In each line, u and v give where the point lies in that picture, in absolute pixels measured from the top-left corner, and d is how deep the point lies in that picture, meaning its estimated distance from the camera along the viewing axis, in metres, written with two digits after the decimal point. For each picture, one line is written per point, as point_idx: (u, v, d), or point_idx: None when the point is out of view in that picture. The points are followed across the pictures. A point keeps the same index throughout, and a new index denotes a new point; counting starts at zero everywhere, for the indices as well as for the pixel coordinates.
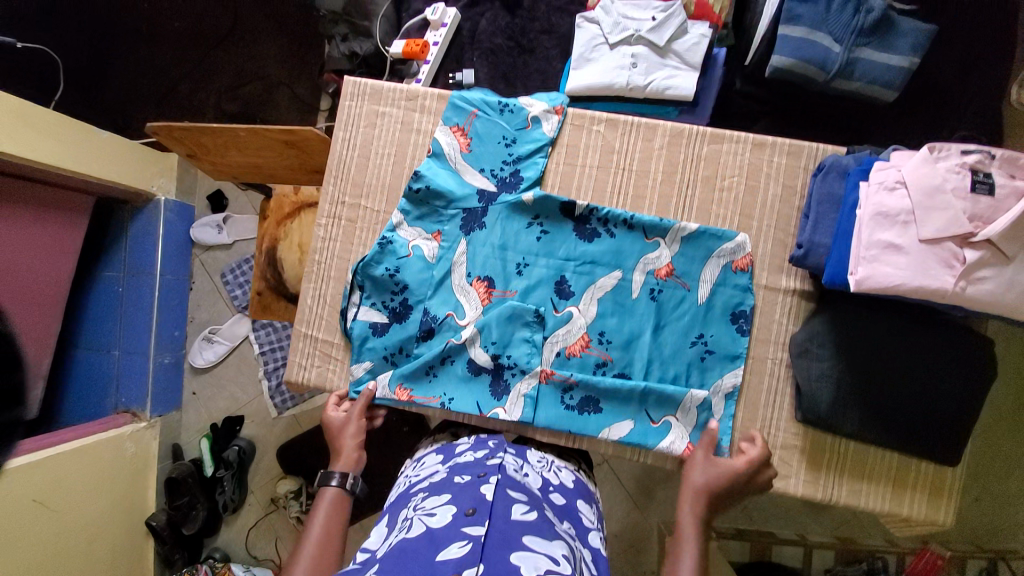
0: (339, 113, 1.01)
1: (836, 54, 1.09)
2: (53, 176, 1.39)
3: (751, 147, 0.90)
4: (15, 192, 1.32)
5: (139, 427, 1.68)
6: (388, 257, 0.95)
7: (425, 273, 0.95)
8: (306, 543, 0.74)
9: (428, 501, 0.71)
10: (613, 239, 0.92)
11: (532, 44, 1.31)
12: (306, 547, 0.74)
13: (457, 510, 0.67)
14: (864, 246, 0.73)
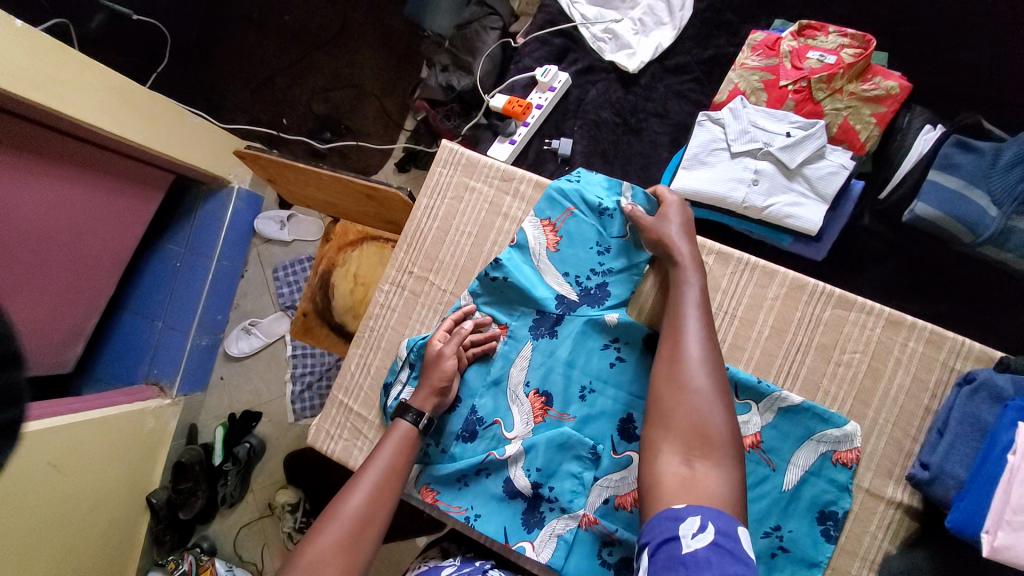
0: (427, 178, 0.95)
1: (989, 219, 0.93)
2: (145, 156, 1.40)
3: (883, 323, 0.77)
4: (106, 165, 1.31)
5: (162, 404, 1.67)
6: None
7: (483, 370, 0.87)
8: (365, 474, 0.70)
9: None
10: None
11: (640, 124, 1.21)
12: (368, 476, 0.70)
13: None
14: (1009, 506, 0.59)
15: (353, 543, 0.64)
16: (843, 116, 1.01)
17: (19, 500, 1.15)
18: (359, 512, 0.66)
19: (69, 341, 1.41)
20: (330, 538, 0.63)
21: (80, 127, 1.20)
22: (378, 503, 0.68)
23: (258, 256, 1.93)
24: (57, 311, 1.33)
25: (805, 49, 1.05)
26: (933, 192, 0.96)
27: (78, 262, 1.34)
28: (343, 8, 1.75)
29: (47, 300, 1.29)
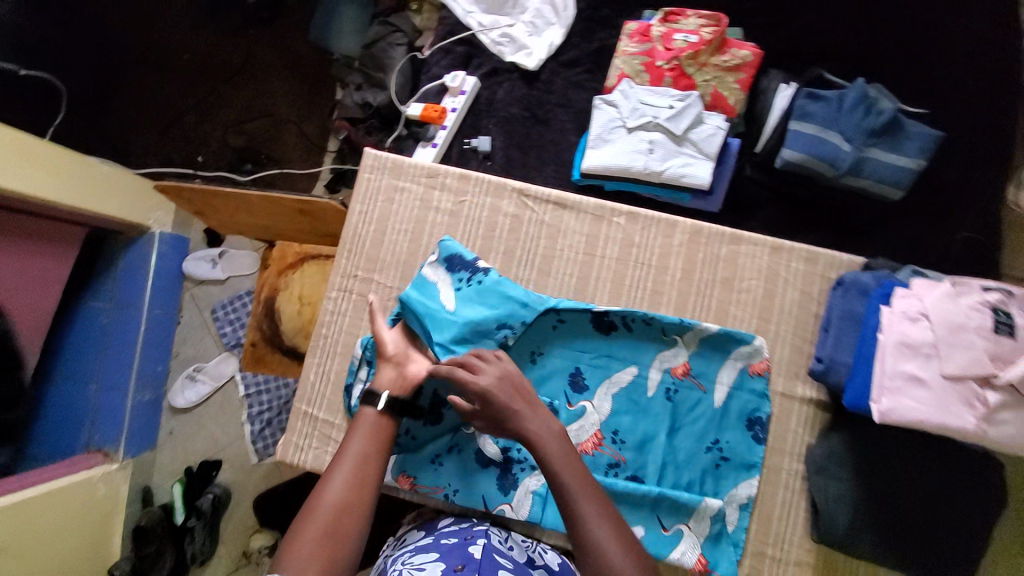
0: (356, 185, 0.99)
1: (846, 151, 1.12)
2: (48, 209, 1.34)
3: (768, 251, 0.91)
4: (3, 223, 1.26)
5: (110, 469, 1.58)
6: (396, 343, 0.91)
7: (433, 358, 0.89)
8: (338, 465, 0.71)
9: (417, 557, 0.75)
10: (631, 334, 0.90)
11: (547, 115, 1.32)
12: (341, 468, 0.71)
13: (447, 566, 0.72)
14: (887, 375, 0.71)
15: (337, 536, 0.66)
16: (712, 85, 1.18)
17: None
18: (337, 505, 0.67)
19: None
20: (312, 538, 0.65)
21: None
22: (356, 491, 0.69)
23: (192, 299, 1.87)
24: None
25: (672, 32, 1.20)
26: (797, 138, 1.13)
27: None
28: (243, 40, 1.75)
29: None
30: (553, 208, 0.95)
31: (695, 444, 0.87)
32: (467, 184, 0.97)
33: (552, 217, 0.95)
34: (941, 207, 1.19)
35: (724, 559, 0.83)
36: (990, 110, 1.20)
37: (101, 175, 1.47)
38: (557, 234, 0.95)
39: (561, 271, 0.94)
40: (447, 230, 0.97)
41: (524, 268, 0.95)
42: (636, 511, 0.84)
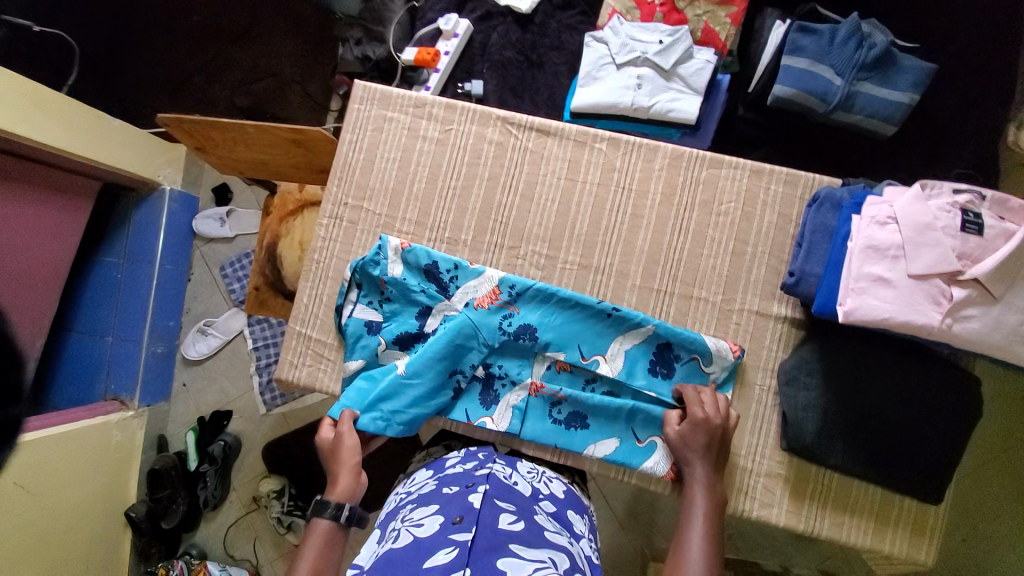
0: (347, 116, 1.02)
1: (837, 87, 1.10)
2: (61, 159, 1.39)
3: (748, 174, 0.92)
4: (15, 169, 1.29)
5: (127, 415, 1.64)
6: (358, 351, 0.93)
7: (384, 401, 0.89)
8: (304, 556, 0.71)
9: (416, 513, 0.74)
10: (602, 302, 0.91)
11: (541, 58, 1.33)
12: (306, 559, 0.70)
13: (445, 518, 0.69)
14: (852, 278, 0.75)
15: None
16: (704, 20, 1.17)
17: None
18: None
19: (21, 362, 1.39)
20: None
21: None
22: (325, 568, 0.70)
23: (202, 257, 1.89)
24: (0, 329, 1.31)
25: None
26: (787, 73, 1.10)
27: (15, 277, 1.32)
28: None
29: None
30: (536, 134, 0.97)
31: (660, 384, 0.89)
32: (453, 114, 0.99)
33: (535, 143, 0.97)
34: (934, 148, 1.18)
35: None
36: (999, 49, 1.16)
37: (114, 130, 1.51)
38: (539, 160, 0.97)
39: (544, 197, 0.96)
40: (434, 158, 0.99)
41: (507, 193, 0.97)
42: (612, 424, 0.90)
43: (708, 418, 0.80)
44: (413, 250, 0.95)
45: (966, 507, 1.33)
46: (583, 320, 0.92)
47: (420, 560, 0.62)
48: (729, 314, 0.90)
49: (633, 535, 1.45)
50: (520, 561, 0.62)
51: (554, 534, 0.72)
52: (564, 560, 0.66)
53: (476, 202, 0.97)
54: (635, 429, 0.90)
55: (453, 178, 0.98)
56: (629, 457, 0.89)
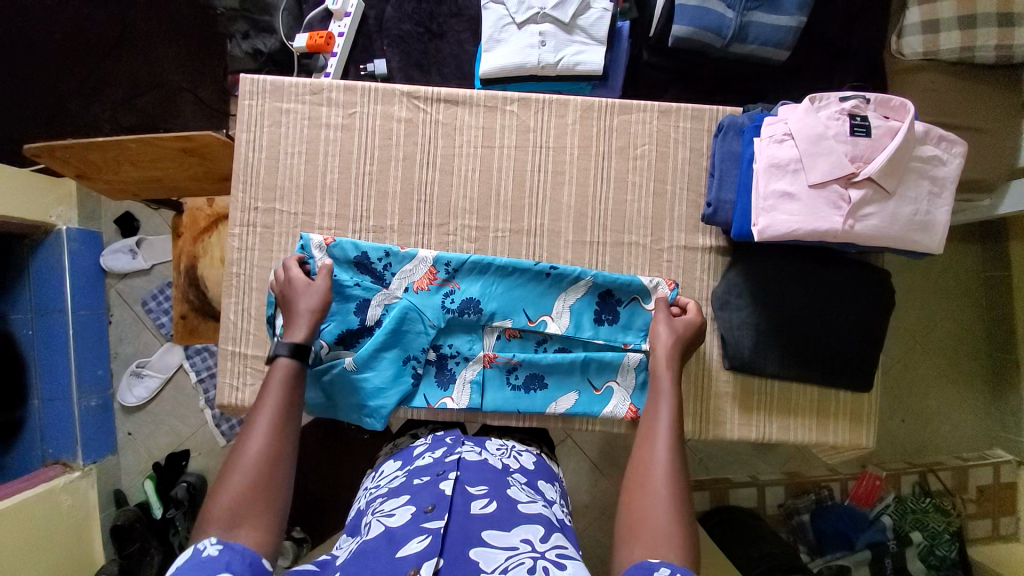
0: (239, 114, 0.95)
1: (730, 19, 1.13)
2: None
3: (657, 114, 0.93)
4: None
5: (74, 477, 1.51)
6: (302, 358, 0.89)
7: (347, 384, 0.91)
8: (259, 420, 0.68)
9: (387, 504, 0.74)
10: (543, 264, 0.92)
11: (441, 28, 1.28)
12: (263, 416, 0.69)
13: (416, 509, 0.70)
14: (762, 198, 0.78)
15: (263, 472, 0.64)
16: None
17: None
18: (266, 451, 0.66)
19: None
20: (235, 484, 0.62)
21: None
22: (281, 435, 0.68)
23: (119, 295, 1.73)
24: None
25: None
26: (684, 12, 1.12)
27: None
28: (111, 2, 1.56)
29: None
30: (445, 105, 0.94)
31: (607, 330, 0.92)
32: (354, 96, 0.95)
33: (446, 115, 0.94)
34: (824, 67, 1.24)
35: None
36: None
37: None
38: (453, 132, 0.94)
39: (464, 168, 0.94)
40: (342, 145, 0.95)
41: (426, 170, 0.94)
42: (569, 379, 0.92)
43: (691, 328, 0.84)
44: (339, 245, 0.91)
45: (897, 388, 1.47)
46: (524, 285, 0.92)
47: (393, 550, 0.63)
48: (661, 253, 0.93)
49: (613, 480, 1.51)
50: (492, 550, 0.63)
51: (528, 503, 0.74)
52: (540, 530, 0.67)
53: (396, 184, 0.94)
54: (592, 379, 0.92)
55: (367, 163, 0.95)
56: (590, 407, 0.91)
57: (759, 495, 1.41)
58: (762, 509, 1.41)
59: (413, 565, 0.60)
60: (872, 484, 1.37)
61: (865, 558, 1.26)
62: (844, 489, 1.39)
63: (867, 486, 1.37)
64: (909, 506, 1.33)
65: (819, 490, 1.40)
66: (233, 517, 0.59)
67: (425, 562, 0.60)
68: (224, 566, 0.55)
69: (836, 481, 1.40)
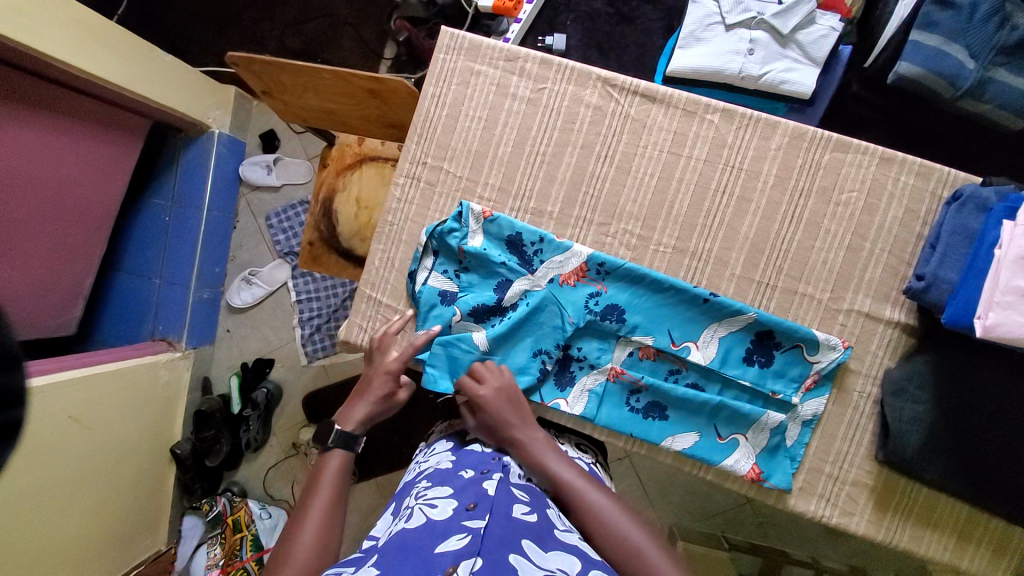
0: (431, 66, 0.95)
1: (969, 71, 0.92)
2: (110, 93, 1.27)
3: (878, 161, 0.83)
4: (63, 102, 1.19)
5: (174, 356, 1.61)
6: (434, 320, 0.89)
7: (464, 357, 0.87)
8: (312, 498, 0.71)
9: (431, 491, 0.69)
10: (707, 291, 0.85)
11: (632, 13, 1.21)
12: (315, 507, 0.70)
13: (457, 505, 0.65)
14: (998, 290, 0.67)
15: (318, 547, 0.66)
16: None
17: (40, 452, 1.14)
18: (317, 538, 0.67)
19: (67, 303, 1.36)
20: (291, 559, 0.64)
21: (43, 60, 1.09)
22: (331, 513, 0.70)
23: (248, 206, 1.82)
24: (56, 269, 1.29)
25: None
26: (917, 48, 0.93)
27: (67, 216, 1.27)
28: None
29: (44, 254, 1.24)
30: (640, 100, 0.89)
31: (754, 374, 0.84)
32: (549, 71, 0.91)
33: (638, 110, 0.89)
34: None
35: (779, 470, 0.85)
36: None
37: (163, 65, 1.38)
38: (641, 129, 0.89)
39: (641, 170, 0.89)
40: (523, 119, 0.92)
41: (601, 163, 0.90)
42: (693, 419, 0.86)
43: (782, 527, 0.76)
44: (496, 220, 0.89)
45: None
46: (674, 307, 0.86)
47: (432, 544, 0.56)
48: (835, 314, 0.84)
49: (660, 514, 1.44)
50: (530, 565, 0.55)
51: (565, 533, 0.66)
52: (575, 562, 0.59)
53: (567, 171, 0.91)
54: (717, 426, 0.86)
55: (542, 143, 0.91)
56: (709, 454, 0.85)
57: None
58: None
59: (451, 561, 0.53)
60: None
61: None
62: None
63: None
64: None
65: None
66: None
67: (463, 561, 0.53)
68: None
69: None
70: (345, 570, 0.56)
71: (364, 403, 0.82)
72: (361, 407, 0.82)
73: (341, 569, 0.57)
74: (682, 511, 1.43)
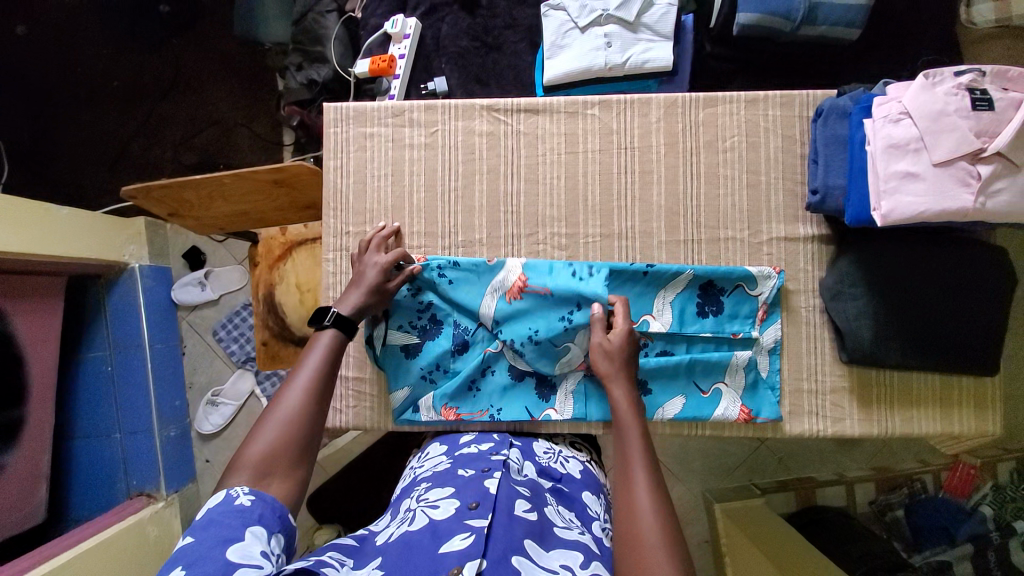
0: (326, 143, 0.98)
1: (797, 2, 1.04)
2: (13, 263, 1.20)
3: (744, 105, 0.92)
4: None
5: (158, 509, 1.48)
6: (407, 375, 0.92)
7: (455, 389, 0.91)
8: (296, 386, 0.71)
9: (431, 494, 0.72)
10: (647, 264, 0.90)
11: (497, 40, 1.26)
12: (301, 380, 0.72)
13: (460, 504, 0.67)
14: (882, 180, 0.75)
15: (299, 427, 0.68)
16: None
17: None
18: (302, 408, 0.69)
19: (26, 490, 1.25)
20: (272, 435, 0.66)
21: None
22: (318, 405, 0.71)
23: (191, 326, 1.73)
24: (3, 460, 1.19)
25: None
26: None
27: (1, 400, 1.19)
28: (166, 53, 1.62)
29: None
30: (525, 115, 0.94)
31: (713, 324, 0.90)
32: (436, 114, 0.96)
33: (527, 125, 0.94)
34: (897, 38, 1.11)
35: (766, 403, 0.89)
36: None
37: (62, 221, 1.29)
38: (536, 141, 0.94)
39: (549, 176, 0.94)
40: (427, 163, 0.96)
41: (511, 181, 0.95)
42: (675, 383, 0.90)
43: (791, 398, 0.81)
44: (432, 262, 0.92)
45: (1010, 378, 1.23)
46: (621, 288, 0.91)
47: (435, 546, 0.60)
48: (760, 247, 0.91)
49: (688, 484, 1.45)
50: (533, 565, 0.60)
51: (564, 528, 0.69)
52: (578, 557, 0.63)
53: (482, 198, 0.95)
54: (698, 382, 0.90)
55: (452, 179, 0.95)
56: (699, 411, 0.89)
57: (849, 493, 1.34)
58: (851, 508, 1.32)
59: (455, 562, 0.57)
60: (967, 473, 1.22)
61: (966, 552, 1.10)
62: (937, 480, 1.27)
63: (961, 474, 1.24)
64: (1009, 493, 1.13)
65: (912, 484, 1.29)
66: (265, 468, 0.64)
67: (468, 561, 0.56)
68: (257, 518, 0.59)
69: (927, 472, 1.29)
70: (346, 561, 0.60)
71: (359, 289, 0.83)
72: (355, 292, 0.82)
73: (343, 558, 0.61)
74: (706, 473, 1.45)
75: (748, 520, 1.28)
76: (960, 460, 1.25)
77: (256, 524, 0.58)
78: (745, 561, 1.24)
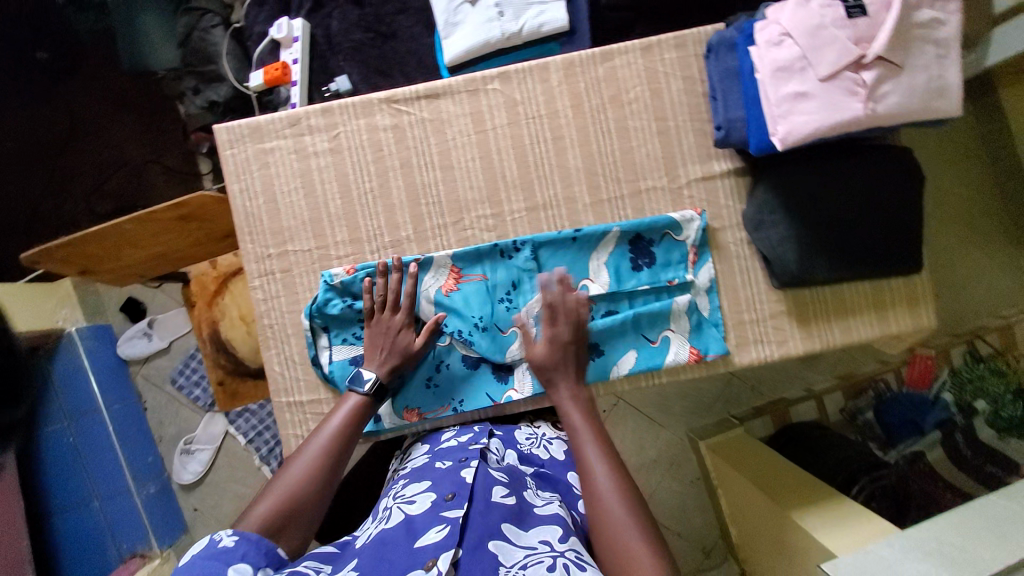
0: (225, 165, 0.93)
1: None
2: None
3: (641, 53, 0.91)
4: None
5: (155, 565, 1.42)
6: None
7: (416, 385, 0.91)
8: (298, 459, 0.74)
9: (408, 490, 0.72)
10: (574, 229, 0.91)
11: (390, 27, 1.20)
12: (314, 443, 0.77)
13: (436, 496, 0.68)
14: (775, 105, 0.76)
15: (303, 489, 0.71)
16: None
17: None
18: (306, 472, 0.73)
19: None
20: (274, 498, 0.69)
21: None
22: (321, 472, 0.74)
23: (147, 379, 1.64)
24: None
25: None
26: None
27: None
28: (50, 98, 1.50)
29: None
30: (426, 101, 0.92)
31: (648, 274, 0.91)
32: (334, 116, 0.92)
33: (430, 110, 0.92)
34: None
35: (712, 340, 0.92)
36: None
37: None
38: (442, 126, 0.92)
39: (463, 159, 0.92)
40: (336, 168, 0.93)
41: (425, 171, 0.92)
42: (624, 340, 0.91)
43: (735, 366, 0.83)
44: (362, 268, 0.91)
45: (939, 268, 1.31)
46: (553, 257, 0.91)
47: (411, 540, 0.61)
48: (681, 191, 0.92)
49: (670, 429, 1.49)
50: (510, 548, 0.62)
51: (545, 506, 0.71)
52: (556, 531, 0.65)
53: (400, 194, 0.93)
54: (646, 333, 0.91)
55: (365, 180, 0.93)
56: (652, 361, 0.91)
57: (818, 407, 1.39)
58: (823, 418, 1.37)
59: (431, 556, 0.58)
60: (925, 364, 1.28)
61: (937, 437, 1.16)
62: (898, 377, 1.32)
63: (920, 368, 1.29)
64: (966, 376, 1.21)
65: (875, 385, 1.35)
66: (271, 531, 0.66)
67: (442, 553, 0.58)
68: (241, 556, 0.57)
69: (889, 371, 1.34)
70: (323, 567, 0.61)
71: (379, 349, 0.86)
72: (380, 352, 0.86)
73: (319, 564, 0.61)
74: (686, 415, 1.48)
75: (730, 450, 1.33)
76: (917, 353, 1.30)
77: (239, 562, 0.57)
78: (733, 488, 1.29)
